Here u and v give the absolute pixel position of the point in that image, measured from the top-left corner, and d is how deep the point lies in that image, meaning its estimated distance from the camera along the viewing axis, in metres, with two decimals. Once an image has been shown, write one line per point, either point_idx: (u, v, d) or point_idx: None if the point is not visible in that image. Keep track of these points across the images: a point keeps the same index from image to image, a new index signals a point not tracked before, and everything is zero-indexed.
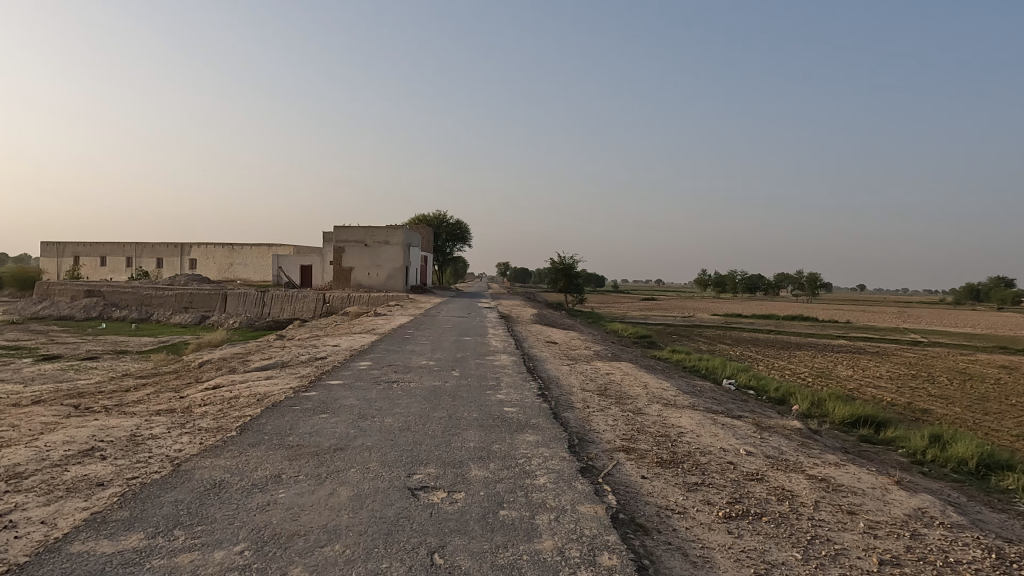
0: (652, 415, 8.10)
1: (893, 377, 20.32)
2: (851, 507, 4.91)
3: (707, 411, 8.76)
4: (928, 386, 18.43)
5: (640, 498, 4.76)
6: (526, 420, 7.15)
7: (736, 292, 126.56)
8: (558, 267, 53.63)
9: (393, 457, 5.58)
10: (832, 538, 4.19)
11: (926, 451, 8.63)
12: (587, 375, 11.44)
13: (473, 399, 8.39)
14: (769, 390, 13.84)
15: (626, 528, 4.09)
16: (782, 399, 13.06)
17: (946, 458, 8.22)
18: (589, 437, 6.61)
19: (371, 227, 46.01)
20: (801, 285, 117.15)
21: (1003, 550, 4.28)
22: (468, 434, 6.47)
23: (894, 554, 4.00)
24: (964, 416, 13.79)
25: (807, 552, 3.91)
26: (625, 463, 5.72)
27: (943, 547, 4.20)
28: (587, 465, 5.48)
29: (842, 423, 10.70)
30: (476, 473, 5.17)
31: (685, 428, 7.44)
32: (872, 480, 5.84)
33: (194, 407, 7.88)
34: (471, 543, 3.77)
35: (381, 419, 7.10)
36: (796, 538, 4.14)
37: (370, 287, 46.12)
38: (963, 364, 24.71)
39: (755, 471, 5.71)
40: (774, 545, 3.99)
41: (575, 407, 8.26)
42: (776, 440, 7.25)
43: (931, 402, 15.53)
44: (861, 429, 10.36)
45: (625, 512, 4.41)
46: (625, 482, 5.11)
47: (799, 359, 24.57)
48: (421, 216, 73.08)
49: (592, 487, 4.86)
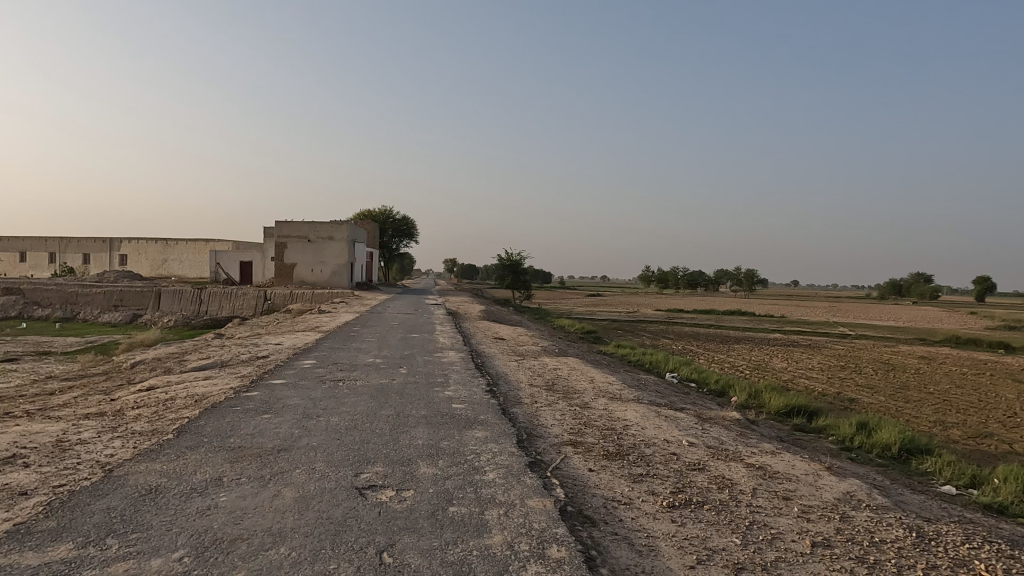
0: (599, 409, 8.25)
1: (824, 368, 21.39)
2: (786, 492, 5.15)
3: (651, 404, 9.00)
4: (856, 376, 19.49)
5: (588, 490, 4.85)
6: (475, 416, 7.17)
7: (678, 287, 129.83)
8: (506, 264, 53.74)
9: (340, 457, 5.49)
10: (769, 523, 4.38)
11: (853, 438, 9.15)
12: (534, 371, 11.55)
13: (421, 396, 8.32)
14: (709, 382, 14.34)
15: (574, 520, 4.16)
16: (721, 391, 13.57)
17: (873, 444, 8.73)
18: (537, 432, 6.68)
19: (314, 223, 44.93)
20: (739, 280, 121.71)
21: (923, 529, 4.56)
22: (416, 431, 6.42)
23: (825, 536, 4.22)
24: (888, 404, 14.67)
25: (745, 537, 4.07)
26: (573, 457, 5.80)
27: (868, 528, 4.45)
28: (535, 460, 5.52)
29: (777, 412, 11.21)
30: (425, 470, 5.15)
31: (630, 420, 7.61)
32: (805, 466, 6.14)
33: (127, 410, 7.51)
34: (421, 541, 3.75)
35: (327, 418, 6.97)
36: (735, 524, 4.30)
37: (314, 283, 45.02)
38: (887, 355, 26.25)
39: (696, 461, 5.91)
40: (715, 532, 4.14)
41: (523, 402, 8.33)
42: (716, 430, 7.51)
43: (858, 391, 16.46)
44: (795, 418, 10.87)
45: (572, 504, 4.48)
46: (573, 476, 5.18)
47: (736, 353, 25.50)
48: (367, 212, 72.23)
49: (540, 481, 4.91)
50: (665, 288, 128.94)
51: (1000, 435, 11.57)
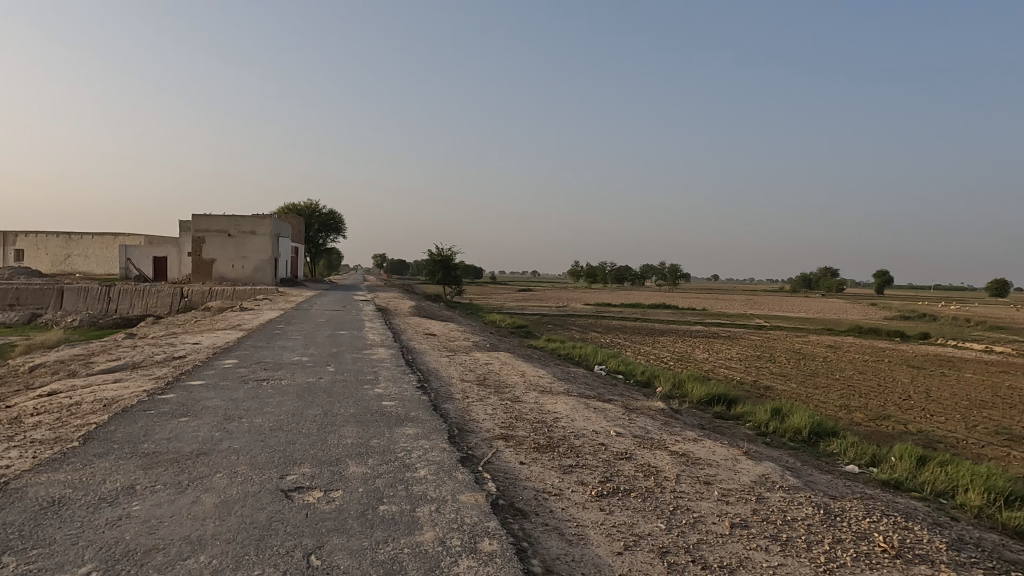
0: (529, 402, 8.34)
1: (741, 358, 22.52)
2: (707, 477, 5.39)
3: (580, 396, 9.19)
4: (770, 365, 20.63)
5: (519, 483, 4.91)
6: (405, 413, 7.09)
7: (606, 282, 133.04)
8: (437, 259, 53.37)
9: (264, 459, 5.30)
10: (692, 507, 4.57)
11: (768, 424, 9.69)
12: (466, 366, 11.54)
13: (350, 395, 8.14)
14: (636, 373, 14.81)
15: (506, 513, 4.20)
16: (647, 381, 14.04)
17: (785, 428, 9.28)
18: (468, 427, 6.68)
19: (235, 217, 43.03)
20: (664, 275, 126.07)
21: (829, 506, 4.90)
22: (345, 430, 6.29)
23: (743, 517, 4.45)
24: (799, 390, 15.63)
25: (670, 522, 4.24)
26: (504, 450, 5.84)
27: (782, 507, 4.73)
28: (466, 455, 5.53)
29: (699, 401, 11.71)
30: (355, 470, 5.05)
31: (560, 413, 7.75)
32: (724, 451, 6.45)
33: (25, 417, 6.96)
34: (350, 542, 3.68)
35: (250, 420, 6.71)
36: (660, 509, 4.46)
37: (235, 279, 43.13)
38: (797, 345, 27.95)
39: (623, 450, 6.09)
40: (642, 518, 4.28)
41: (454, 398, 8.31)
42: (642, 420, 7.77)
43: (773, 379, 17.47)
44: (716, 407, 11.40)
45: (504, 498, 4.52)
46: (504, 469, 5.22)
47: (661, 345, 26.44)
48: (292, 205, 69.90)
49: (472, 476, 4.93)
50: (593, 283, 131.80)
51: (897, 416, 12.58)
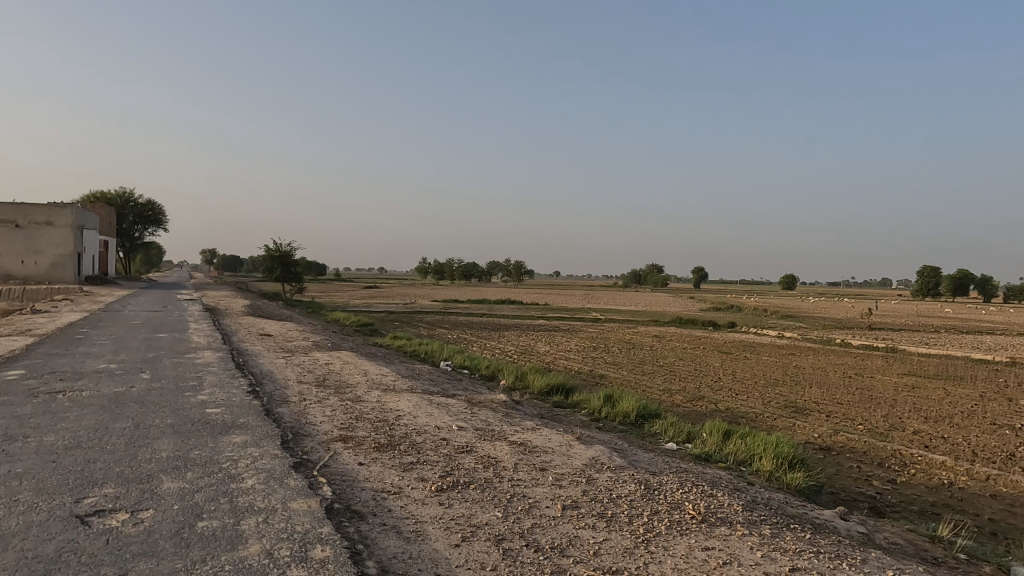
0: (371, 401, 8.14)
1: (580, 349, 23.91)
2: (542, 464, 5.64)
3: (423, 393, 9.16)
4: (605, 355, 22.14)
5: (357, 484, 4.77)
6: (232, 420, 6.57)
7: (454, 279, 133.98)
8: (274, 255, 50.05)
9: (56, 482, 4.62)
10: (528, 494, 4.76)
11: (601, 409, 10.41)
12: (304, 367, 10.97)
13: (168, 404, 7.37)
14: (481, 368, 15.10)
15: (340, 517, 4.06)
16: (491, 375, 14.37)
17: (616, 413, 10.02)
18: (303, 431, 6.35)
19: (24, 205, 36.98)
20: (509, 272, 129.86)
21: (648, 481, 5.38)
22: (161, 443, 5.68)
23: (574, 499, 4.72)
24: (629, 377, 16.95)
25: (506, 510, 4.37)
26: (342, 452, 5.65)
27: (608, 486, 5.10)
28: (300, 460, 5.26)
29: (540, 392, 12.25)
30: (170, 486, 4.58)
31: (402, 410, 7.66)
32: (559, 438, 6.79)
33: None
34: (162, 566, 3.33)
35: (39, 439, 5.80)
36: (498, 499, 4.59)
37: (24, 277, 37.06)
38: (628, 335, 30.29)
39: (464, 443, 6.18)
40: (480, 509, 4.37)
41: (289, 401, 7.85)
42: (484, 413, 7.93)
43: (607, 368, 18.77)
44: (555, 396, 12.00)
45: (340, 501, 4.36)
46: (341, 472, 5.04)
47: (506, 339, 27.23)
48: (100, 194, 61.70)
49: (305, 481, 4.70)
50: (441, 280, 131.85)
51: (710, 397, 14.13)
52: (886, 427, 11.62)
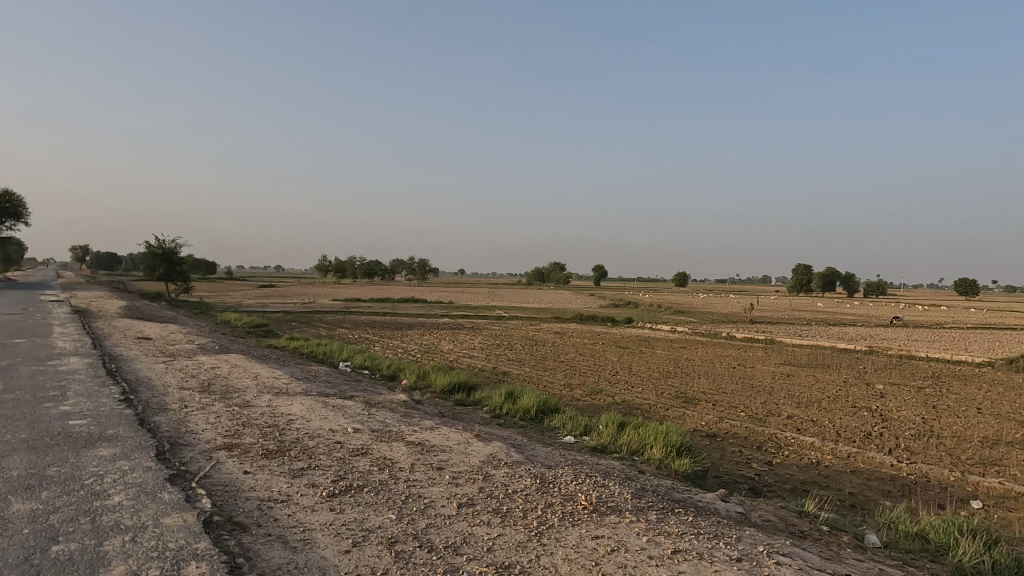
0: (261, 406, 7.74)
1: (483, 347, 24.01)
2: (439, 462, 5.61)
3: (318, 396, 8.83)
4: (508, 352, 22.39)
5: (240, 494, 4.51)
6: (99, 432, 6.00)
7: (356, 277, 130.52)
8: (156, 253, 46.23)
9: None
10: (423, 494, 4.70)
11: (502, 406, 10.51)
12: (186, 372, 10.24)
13: (22, 417, 6.62)
14: (382, 368, 14.78)
15: (220, 530, 3.82)
16: (393, 375, 14.11)
17: (517, 409, 10.16)
18: (182, 440, 5.92)
19: None
20: (413, 270, 128.32)
21: (544, 475, 5.47)
22: (11, 461, 5.09)
23: (471, 497, 4.71)
24: (531, 373, 17.22)
25: (400, 511, 4.29)
26: (226, 461, 5.32)
27: (504, 482, 5.14)
28: (177, 472, 4.90)
29: (441, 391, 12.19)
30: (21, 508, 4.11)
31: (294, 414, 7.33)
32: (457, 436, 6.77)
33: None
34: None
35: None
36: (393, 501, 4.50)
37: None
38: (531, 332, 30.82)
39: (360, 446, 6.01)
40: (372, 512, 4.26)
41: (168, 409, 7.29)
42: (382, 414, 7.76)
43: (509, 365, 18.98)
44: (457, 395, 11.98)
45: (220, 513, 4.10)
46: (223, 483, 4.74)
47: (409, 338, 26.85)
48: None
49: (182, 495, 4.38)
50: (343, 278, 127.90)
51: (607, 390, 14.65)
52: (764, 412, 12.56)
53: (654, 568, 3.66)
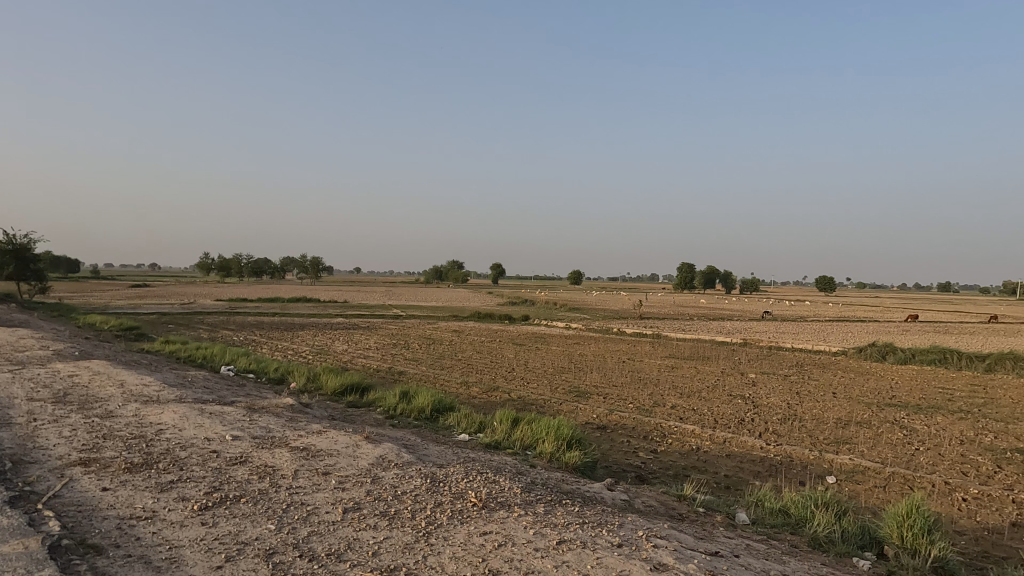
0: (126, 416, 7.09)
1: (379, 347, 23.47)
2: (325, 467, 5.41)
3: (195, 402, 8.24)
4: (405, 351, 22.05)
5: (97, 514, 4.10)
6: None
7: (243, 276, 123.32)
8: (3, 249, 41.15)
9: None
10: (306, 501, 4.50)
11: (397, 406, 10.31)
12: (38, 381, 9.18)
13: None
14: (268, 371, 14.04)
15: (70, 554, 3.45)
16: (280, 379, 13.44)
17: (412, 409, 10.03)
18: (29, 458, 5.30)
19: None
20: (305, 269, 123.11)
21: (435, 475, 5.42)
22: None
23: (357, 501, 4.58)
24: (427, 372, 17.03)
25: (280, 521, 4.09)
26: (81, 478, 4.82)
27: (394, 484, 5.04)
28: (20, 493, 4.38)
29: (333, 394, 11.77)
30: None
31: (165, 424, 6.78)
32: (346, 439, 6.56)
33: None
34: None
35: None
36: (272, 510, 4.28)
37: None
38: (429, 331, 30.54)
39: (238, 454, 5.67)
40: (249, 523, 4.03)
41: (12, 424, 6.50)
42: (265, 419, 7.36)
43: (406, 364, 18.68)
44: (349, 396, 11.63)
45: (71, 536, 3.71)
46: (77, 502, 4.29)
47: (300, 339, 25.72)
48: None
49: (25, 518, 3.91)
50: (228, 276, 120.35)
51: (503, 387, 14.80)
52: (650, 403, 13.22)
53: (540, 560, 3.73)
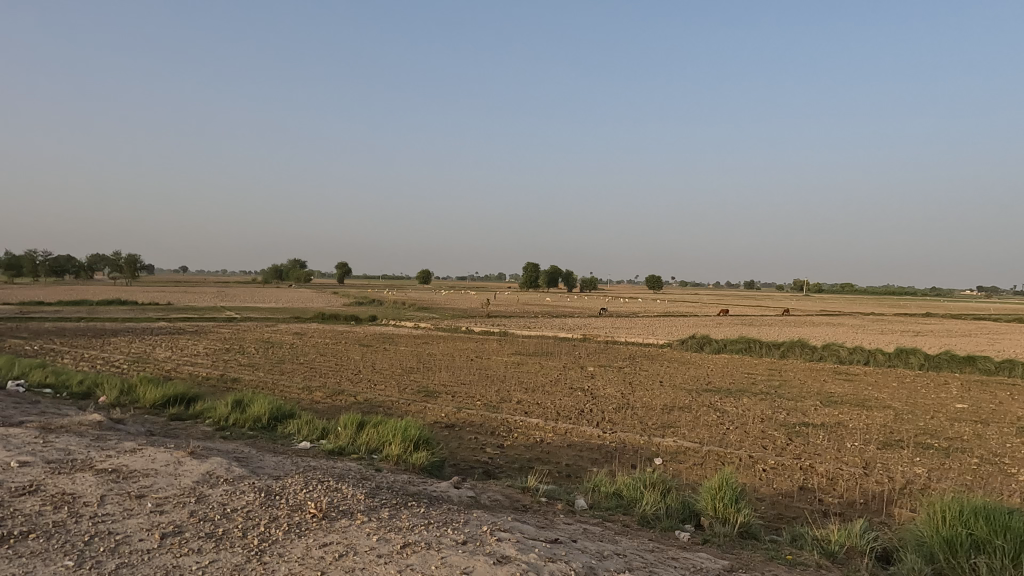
0: None
1: (209, 352, 21.53)
2: (140, 490, 4.83)
3: None
4: (239, 357, 20.44)
5: None
6: None
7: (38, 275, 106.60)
8: None
9: None
10: (114, 530, 3.99)
11: (229, 416, 9.52)
12: None
13: None
14: (71, 384, 12.24)
15: None
16: (86, 393, 11.78)
17: (246, 418, 9.32)
18: None
19: None
20: (119, 268, 109.46)
21: (271, 488, 5.07)
22: None
23: (177, 523, 4.14)
24: (265, 378, 15.94)
25: (81, 555, 3.58)
26: None
27: (222, 502, 4.63)
28: None
29: (152, 407, 10.57)
30: None
31: None
32: (166, 457, 5.92)
33: None
34: None
35: None
36: (71, 544, 3.73)
37: None
38: (266, 334, 28.61)
39: (26, 483, 4.86)
40: (39, 563, 3.48)
41: None
42: (64, 440, 6.40)
43: (241, 370, 17.33)
44: (172, 408, 10.51)
45: None
46: None
47: (112, 346, 22.79)
48: None
49: None
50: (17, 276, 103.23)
51: (349, 390, 14.28)
52: (498, 400, 13.52)
53: (383, 566, 3.65)
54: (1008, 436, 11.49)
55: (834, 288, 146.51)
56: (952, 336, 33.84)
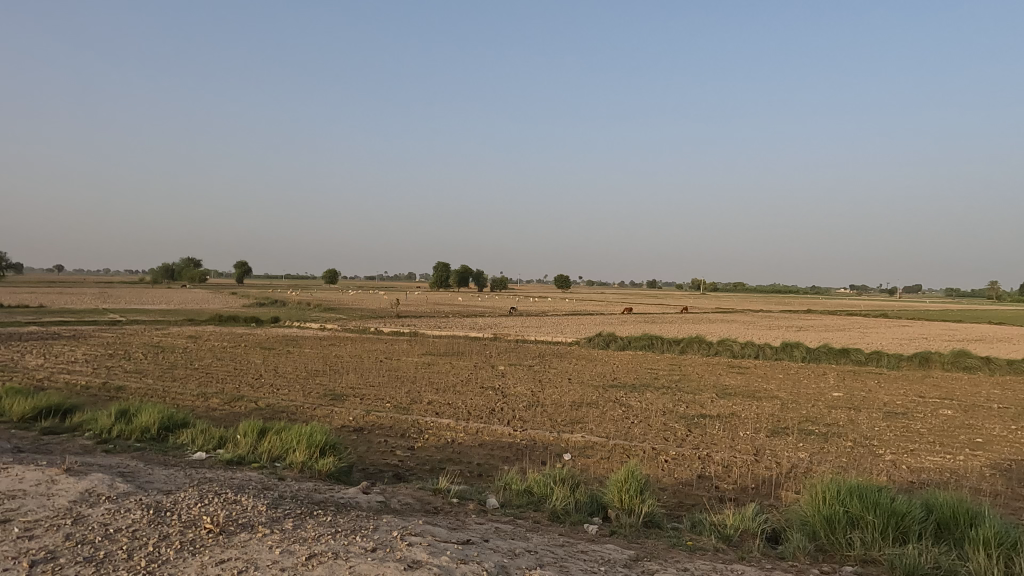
0: None
1: (89, 359, 19.74)
2: (4, 515, 4.33)
3: None
4: (124, 363, 18.90)
5: None
6: None
7: None
8: None
9: None
10: None
11: (112, 428, 8.75)
12: None
13: None
14: None
15: None
16: None
17: (132, 429, 8.61)
18: None
19: None
20: None
21: (161, 503, 4.71)
22: None
23: (51, 549, 3.76)
24: (154, 385, 14.81)
25: None
26: None
27: (105, 522, 4.25)
28: None
29: (21, 420, 9.52)
30: None
31: None
32: (36, 476, 5.35)
33: None
34: None
35: None
36: None
37: None
38: (156, 338, 26.66)
39: None
40: None
41: None
42: None
43: (126, 378, 16.04)
44: (45, 421, 9.52)
45: None
46: None
47: None
48: None
49: None
50: None
51: (249, 395, 13.56)
52: (408, 401, 13.32)
53: None
54: (876, 421, 12.72)
55: (727, 287, 156.08)
56: (829, 331, 36.97)
